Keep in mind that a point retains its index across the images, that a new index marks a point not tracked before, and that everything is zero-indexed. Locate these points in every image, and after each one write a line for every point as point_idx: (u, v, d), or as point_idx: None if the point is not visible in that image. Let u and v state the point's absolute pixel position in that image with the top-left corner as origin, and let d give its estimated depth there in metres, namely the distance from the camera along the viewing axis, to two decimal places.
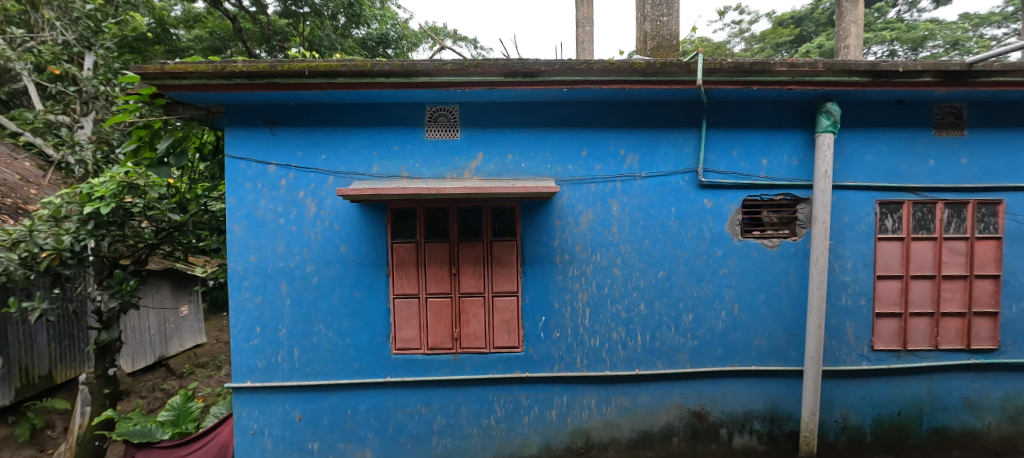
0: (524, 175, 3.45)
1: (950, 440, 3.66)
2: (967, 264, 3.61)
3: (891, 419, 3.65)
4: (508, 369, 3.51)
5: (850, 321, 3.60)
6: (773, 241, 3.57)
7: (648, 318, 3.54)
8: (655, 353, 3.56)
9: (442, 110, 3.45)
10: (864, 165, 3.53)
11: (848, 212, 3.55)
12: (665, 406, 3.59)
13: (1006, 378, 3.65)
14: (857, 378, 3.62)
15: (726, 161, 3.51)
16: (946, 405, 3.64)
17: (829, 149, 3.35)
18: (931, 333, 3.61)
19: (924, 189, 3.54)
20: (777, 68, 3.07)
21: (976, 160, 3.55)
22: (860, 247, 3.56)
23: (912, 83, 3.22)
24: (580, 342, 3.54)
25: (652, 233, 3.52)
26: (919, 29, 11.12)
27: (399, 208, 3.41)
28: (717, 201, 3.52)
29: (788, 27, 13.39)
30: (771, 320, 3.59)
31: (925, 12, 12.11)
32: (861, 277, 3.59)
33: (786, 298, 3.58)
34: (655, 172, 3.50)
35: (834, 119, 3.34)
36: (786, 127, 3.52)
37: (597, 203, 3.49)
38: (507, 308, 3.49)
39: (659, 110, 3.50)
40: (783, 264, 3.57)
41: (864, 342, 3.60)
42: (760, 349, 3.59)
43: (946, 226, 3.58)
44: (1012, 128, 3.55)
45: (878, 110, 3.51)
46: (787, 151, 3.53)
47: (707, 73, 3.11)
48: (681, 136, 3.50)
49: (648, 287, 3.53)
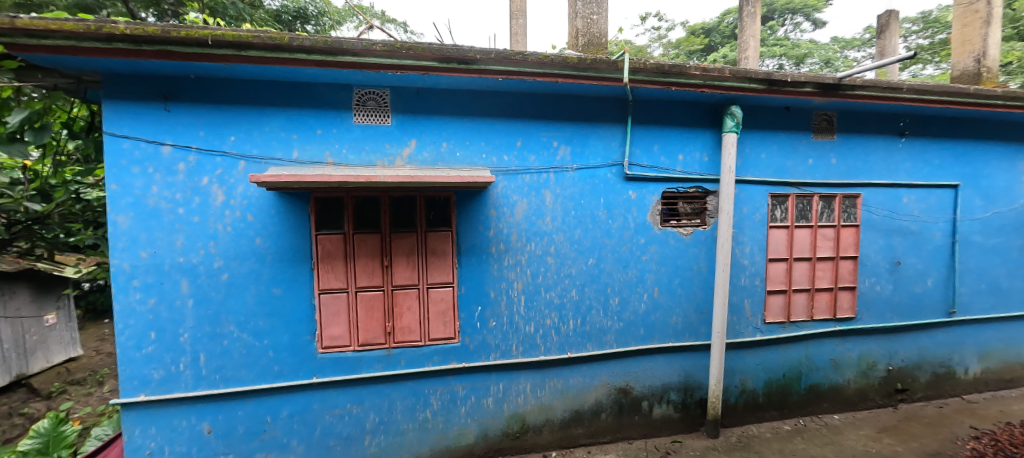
0: (459, 164, 3.41)
1: (821, 395, 4.36)
2: (835, 248, 4.29)
3: (778, 381, 4.24)
4: (443, 361, 3.49)
5: (747, 299, 4.10)
6: (687, 229, 3.93)
7: (580, 303, 3.73)
8: (585, 336, 3.76)
9: (371, 93, 3.25)
10: (759, 162, 4.01)
11: (747, 204, 4.03)
12: (594, 385, 3.83)
13: (861, 340, 4.41)
14: (752, 348, 4.15)
15: (648, 155, 3.78)
16: (818, 366, 4.32)
17: (733, 147, 3.75)
18: (807, 307, 4.26)
19: (805, 184, 4.12)
20: (692, 71, 3.37)
21: (844, 160, 4.21)
22: (756, 234, 4.07)
23: (797, 92, 3.72)
24: (516, 330, 3.62)
25: (583, 222, 3.69)
26: (801, 47, 12.79)
27: (324, 197, 3.19)
28: (640, 192, 3.79)
29: (699, 36, 14.69)
30: (684, 300, 3.96)
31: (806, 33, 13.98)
32: (756, 260, 4.10)
33: (698, 280, 3.98)
34: (586, 165, 3.66)
35: (737, 120, 3.73)
36: (699, 126, 3.87)
37: (532, 193, 3.57)
38: (443, 299, 3.46)
39: (590, 105, 3.64)
40: (695, 249, 3.95)
41: (758, 316, 4.14)
42: (675, 327, 3.96)
43: (820, 215, 4.23)
44: (870, 134, 4.25)
45: (771, 114, 4.00)
46: (698, 148, 3.89)
47: (633, 72, 3.32)
48: (609, 131, 3.69)
49: (579, 274, 3.71)
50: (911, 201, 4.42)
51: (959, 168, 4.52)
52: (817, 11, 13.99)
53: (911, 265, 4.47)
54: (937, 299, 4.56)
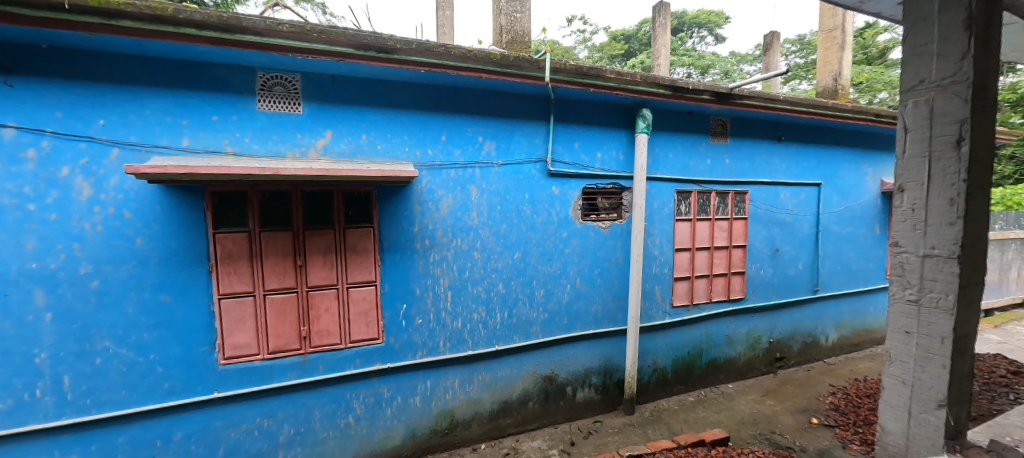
0: (380, 157, 3.27)
1: (718, 368, 4.94)
2: (729, 238, 4.87)
3: (684, 358, 4.72)
4: (366, 363, 3.34)
5: (658, 286, 4.49)
6: (605, 223, 4.18)
7: (506, 296, 3.80)
8: (512, 328, 3.84)
9: (278, 78, 2.98)
10: (667, 161, 4.40)
11: (657, 199, 4.40)
12: (521, 376, 3.93)
13: (749, 318, 5.07)
14: (662, 330, 4.56)
15: (569, 152, 3.95)
16: (716, 342, 4.88)
17: (644, 146, 4.06)
18: (707, 291, 4.78)
19: (705, 181, 4.61)
20: (607, 74, 3.59)
21: (735, 161, 4.78)
22: (665, 226, 4.46)
23: (697, 99, 4.13)
24: (443, 326, 3.59)
25: (508, 217, 3.75)
26: (706, 58, 14.21)
27: (223, 191, 2.88)
28: (563, 188, 3.96)
29: (620, 42, 15.63)
30: (604, 289, 4.23)
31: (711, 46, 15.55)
32: (665, 250, 4.50)
33: (615, 270, 4.27)
34: (511, 160, 3.72)
35: (648, 122, 4.05)
36: (615, 126, 4.13)
37: (457, 188, 3.54)
38: (365, 298, 3.30)
39: (514, 101, 3.70)
40: (613, 242, 4.23)
41: (667, 301, 4.55)
42: (595, 315, 4.20)
43: (717, 209, 4.77)
44: (755, 138, 4.86)
45: (677, 117, 4.40)
46: (615, 147, 4.15)
47: (554, 71, 3.44)
48: (533, 128, 3.79)
49: (506, 268, 3.78)
50: (787, 197, 5.16)
51: (821, 169, 5.37)
52: (718, 27, 15.65)
53: (787, 251, 5.23)
54: (806, 279, 5.39)
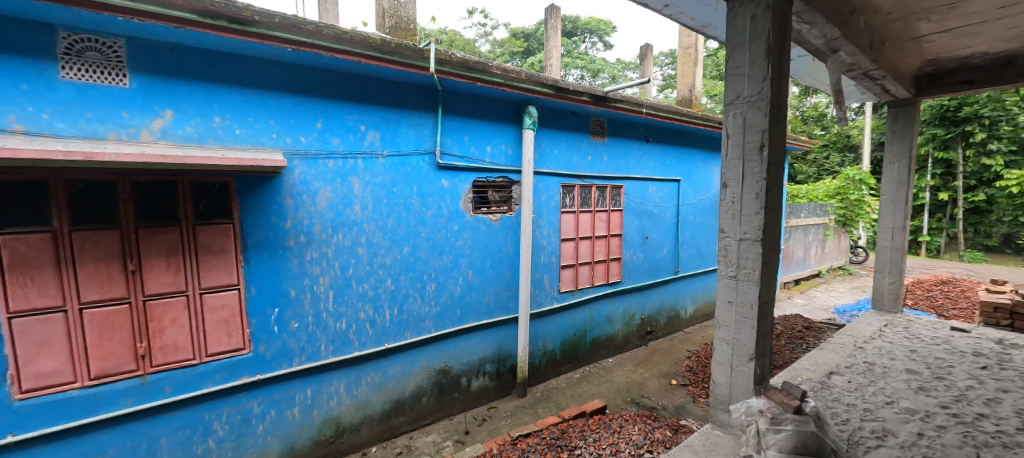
0: (240, 144, 2.88)
1: (600, 345, 5.45)
2: (607, 227, 5.38)
3: (570, 339, 5.10)
4: (230, 378, 2.96)
5: (546, 274, 4.78)
6: (496, 215, 4.29)
7: (395, 292, 3.68)
8: (402, 325, 3.74)
9: (90, 41, 2.42)
10: (552, 157, 4.69)
11: (544, 192, 4.67)
12: (414, 372, 3.86)
13: (625, 298, 5.68)
14: (551, 315, 4.87)
15: (459, 145, 3.96)
16: (597, 322, 5.38)
17: (530, 142, 4.26)
18: (589, 276, 5.24)
19: (586, 176, 5.02)
20: (493, 69, 3.66)
21: (612, 158, 5.29)
22: (551, 218, 4.76)
23: (578, 100, 4.45)
24: (324, 329, 3.34)
25: (395, 210, 3.62)
26: (597, 63, 15.44)
27: (11, 181, 2.27)
28: (452, 181, 3.96)
29: (520, 39, 16.10)
30: (495, 280, 4.35)
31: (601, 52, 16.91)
32: (551, 240, 4.80)
33: (506, 261, 4.42)
34: (396, 152, 3.59)
35: (534, 119, 4.25)
36: (504, 121, 4.25)
37: (336, 180, 3.30)
38: (225, 305, 2.91)
39: (399, 90, 3.56)
40: (503, 234, 4.37)
41: (554, 288, 4.87)
42: (488, 305, 4.31)
43: (597, 202, 5.23)
44: (628, 138, 5.43)
45: (560, 116, 4.70)
46: (504, 141, 4.27)
47: (440, 63, 3.39)
48: (420, 119, 3.70)
49: (394, 263, 3.65)
50: (654, 191, 5.88)
51: (680, 168, 6.23)
52: (607, 35, 16.99)
53: (654, 238, 5.98)
54: (669, 262, 6.24)
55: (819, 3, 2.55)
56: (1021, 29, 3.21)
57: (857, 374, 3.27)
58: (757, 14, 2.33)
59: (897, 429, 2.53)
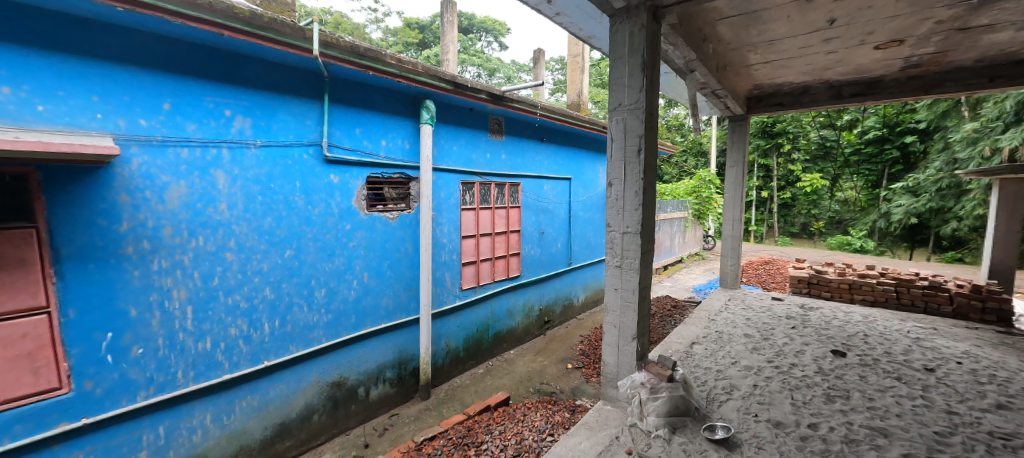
0: (46, 126, 2.26)
1: (502, 339, 5.57)
2: (506, 223, 5.51)
3: (473, 336, 5.11)
4: (40, 427, 2.31)
5: (447, 272, 4.71)
6: (393, 213, 4.07)
7: (276, 302, 3.25)
8: (286, 338, 3.33)
9: None
10: (451, 153, 4.63)
11: (443, 189, 4.58)
12: (301, 389, 3.46)
13: (524, 291, 5.88)
14: (453, 313, 4.81)
15: (349, 138, 3.66)
16: (499, 316, 5.47)
17: (428, 137, 4.13)
18: (490, 272, 5.31)
19: (485, 174, 5.07)
20: (387, 59, 3.44)
21: (509, 156, 5.42)
22: (451, 215, 4.70)
23: (476, 97, 4.45)
24: (181, 352, 2.80)
25: (273, 209, 3.20)
26: (493, 62, 15.70)
27: None
28: (343, 177, 3.64)
29: (414, 30, 15.51)
30: (394, 281, 4.13)
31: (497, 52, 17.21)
32: (452, 238, 4.74)
33: (405, 261, 4.23)
34: (273, 142, 3.16)
35: (431, 114, 4.13)
36: (400, 113, 4.05)
37: (193, 174, 2.79)
38: (28, 335, 2.27)
39: (275, 72, 3.14)
40: (402, 232, 4.17)
41: (456, 286, 4.83)
42: (387, 308, 4.08)
43: (496, 199, 5.32)
44: (524, 138, 5.63)
45: (458, 112, 4.65)
46: (400, 135, 4.06)
47: (324, 46, 3.07)
48: (302, 107, 3.32)
49: (273, 269, 3.22)
50: (549, 189, 6.21)
51: (571, 167, 6.68)
52: (501, 36, 17.38)
53: (549, 233, 6.31)
54: (563, 255, 6.66)
55: (681, 28, 2.93)
56: (813, 66, 4.13)
57: (711, 342, 3.89)
58: (635, 32, 2.60)
59: (739, 384, 3.08)
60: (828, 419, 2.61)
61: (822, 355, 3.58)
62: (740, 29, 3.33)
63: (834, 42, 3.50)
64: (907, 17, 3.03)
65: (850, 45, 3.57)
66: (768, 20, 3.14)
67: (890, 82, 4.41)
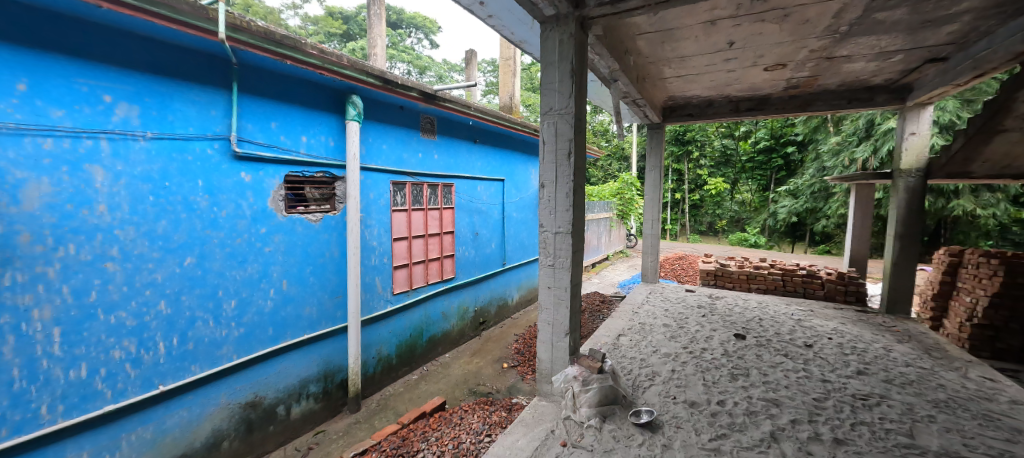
0: None
1: (437, 343, 5.45)
2: (440, 225, 5.41)
3: (406, 342, 4.93)
4: None
5: (377, 276, 4.50)
6: (316, 215, 3.79)
7: (174, 317, 2.86)
8: (188, 357, 2.94)
9: None
10: (380, 152, 4.44)
11: (372, 190, 4.38)
12: (208, 414, 3.08)
13: (459, 293, 5.82)
14: (384, 319, 4.60)
15: (263, 132, 3.34)
16: (433, 320, 5.35)
17: (355, 135, 3.93)
18: (423, 275, 5.17)
19: (417, 174, 4.94)
20: (307, 48, 3.20)
21: (442, 156, 5.34)
22: (381, 217, 4.50)
23: (406, 95, 4.32)
24: (46, 383, 2.35)
25: (169, 211, 2.82)
26: (423, 60, 15.35)
27: None
28: (256, 175, 3.31)
29: (337, 20, 14.60)
30: (318, 288, 3.85)
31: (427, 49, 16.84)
32: (382, 240, 4.54)
33: (331, 266, 3.96)
34: (168, 135, 2.79)
35: (358, 110, 3.93)
36: (323, 108, 3.79)
37: (59, 169, 2.38)
38: None
39: (171, 55, 2.78)
40: (326, 235, 3.90)
41: (388, 290, 4.63)
42: (310, 318, 3.79)
43: (429, 200, 5.20)
44: (457, 138, 5.58)
45: (388, 109, 4.48)
46: (323, 131, 3.80)
47: (233, 29, 2.77)
48: (206, 96, 2.96)
49: (169, 279, 2.84)
50: (482, 190, 6.22)
51: (504, 169, 6.76)
52: (432, 34, 17.06)
53: (483, 234, 6.32)
54: (497, 256, 6.70)
55: (605, 40, 3.12)
56: (717, 82, 4.62)
57: (635, 333, 4.18)
58: (564, 40, 2.71)
59: (660, 370, 3.34)
60: (733, 395, 2.93)
61: (727, 338, 4.01)
62: (656, 45, 3.63)
63: (733, 62, 3.95)
64: (789, 45, 3.52)
65: (746, 66, 4.05)
66: (679, 38, 3.45)
67: (776, 100, 5.08)
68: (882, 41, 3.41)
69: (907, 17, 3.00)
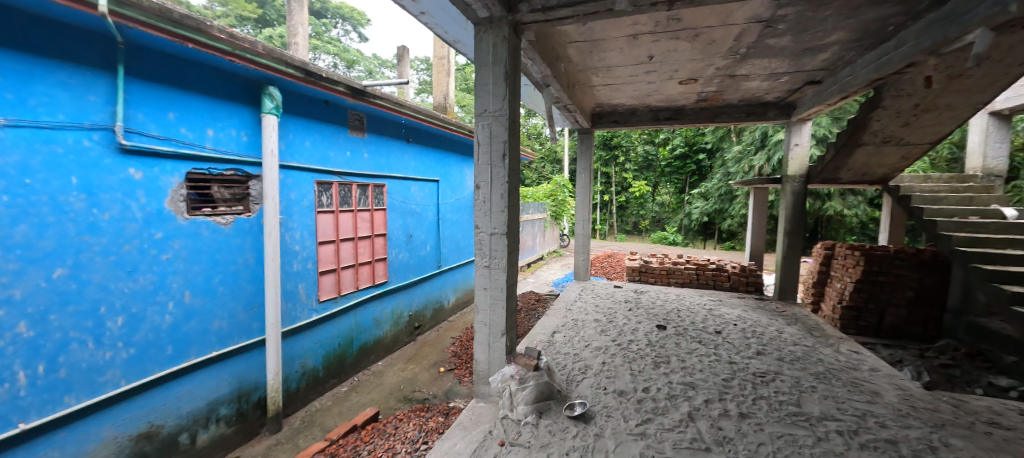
0: None
1: (369, 350, 5.18)
2: (371, 227, 5.16)
3: (334, 352, 4.63)
4: None
5: (300, 283, 4.17)
6: (226, 218, 3.42)
7: (38, 340, 2.42)
8: (60, 385, 2.50)
9: None
10: (302, 149, 4.13)
11: (293, 190, 4.06)
12: (87, 451, 2.64)
13: (392, 298, 5.59)
14: (309, 329, 4.28)
15: (157, 123, 2.93)
16: (364, 327, 5.08)
17: (273, 130, 3.61)
18: (353, 280, 4.90)
19: (344, 173, 4.67)
20: (214, 31, 2.87)
21: (372, 155, 5.10)
22: (304, 219, 4.18)
23: (332, 89, 4.06)
24: None
25: (31, 214, 2.39)
26: (351, 53, 14.55)
27: None
28: (149, 172, 2.90)
29: (251, 3, 13.29)
30: (229, 299, 3.47)
31: (355, 42, 15.98)
32: (306, 244, 4.22)
33: (245, 274, 3.59)
34: (29, 123, 2.35)
35: (276, 103, 3.62)
36: (233, 99, 3.42)
37: None
38: None
39: (32, 28, 2.34)
40: (239, 240, 3.52)
41: (312, 298, 4.31)
42: (220, 332, 3.40)
43: (358, 201, 4.94)
44: (388, 137, 5.37)
45: (311, 104, 4.18)
46: (234, 125, 3.44)
47: (116, 3, 2.41)
48: (81, 79, 2.54)
49: (32, 294, 2.40)
50: (416, 191, 6.05)
51: (439, 169, 6.64)
52: (360, 26, 16.23)
53: (418, 236, 6.15)
54: (432, 258, 6.56)
55: (537, 45, 3.20)
56: (639, 92, 4.97)
57: (568, 329, 4.35)
58: (497, 42, 2.74)
59: (592, 363, 3.51)
60: (656, 382, 3.17)
61: (651, 329, 4.33)
62: (585, 54, 3.80)
63: (653, 74, 4.26)
64: (699, 62, 3.89)
65: (664, 79, 4.41)
66: (606, 49, 3.65)
67: (689, 111, 5.60)
68: (773, 63, 3.91)
69: (791, 45, 3.47)
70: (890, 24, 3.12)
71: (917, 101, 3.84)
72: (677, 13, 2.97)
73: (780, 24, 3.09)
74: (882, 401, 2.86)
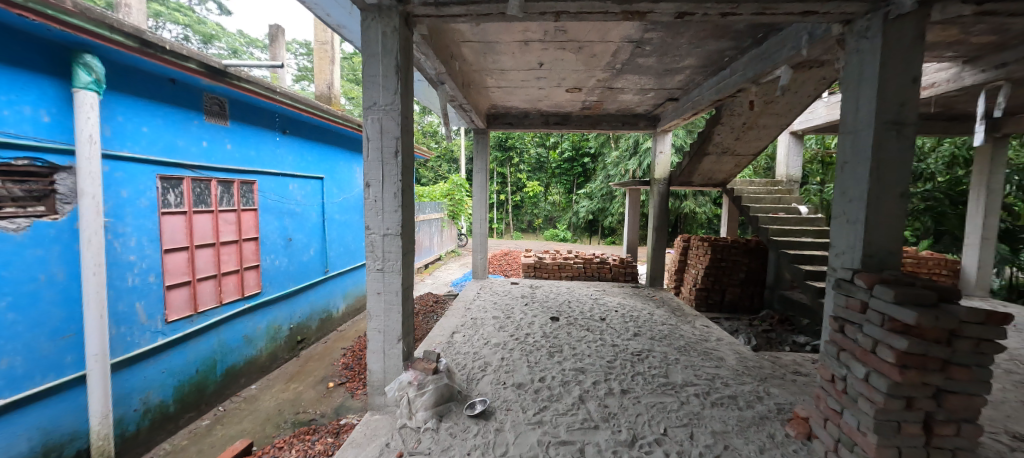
0: None
1: (238, 373, 4.47)
2: (237, 230, 4.46)
3: (189, 380, 3.88)
4: None
5: (139, 302, 3.39)
6: (17, 222, 2.62)
7: None
8: None
9: None
10: (138, 136, 3.37)
11: (126, 186, 3.29)
12: None
13: (267, 310, 4.91)
14: (153, 356, 3.51)
15: None
16: (231, 347, 4.36)
17: (92, 110, 2.88)
18: (215, 293, 4.17)
19: (199, 167, 3.95)
20: None
21: (237, 147, 4.41)
22: (142, 222, 3.42)
23: (180, 66, 3.39)
24: None
25: None
26: (208, 26, 12.33)
27: None
28: None
29: None
30: (25, 328, 2.66)
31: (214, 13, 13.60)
32: (146, 253, 3.46)
33: (51, 294, 2.77)
34: None
35: (96, 76, 2.88)
36: (25, 66, 2.62)
37: None
38: None
39: None
40: (40, 251, 2.72)
41: (157, 318, 3.55)
42: (10, 373, 2.58)
43: (220, 200, 4.23)
44: (258, 127, 4.69)
45: (150, 81, 3.44)
46: (27, 100, 2.64)
47: None
48: None
49: None
50: (295, 188, 5.40)
51: (323, 165, 6.05)
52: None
53: (299, 239, 5.51)
54: (317, 263, 5.94)
55: (430, 40, 3.12)
56: (530, 97, 5.20)
57: (467, 328, 4.35)
58: (387, 32, 2.59)
59: (491, 360, 3.56)
60: (551, 370, 3.36)
61: (545, 322, 4.58)
62: (479, 55, 3.83)
63: (542, 81, 4.49)
64: (583, 73, 4.23)
65: (552, 86, 4.68)
66: (499, 52, 3.73)
67: (575, 118, 6.05)
68: (642, 80, 4.44)
69: (654, 65, 3.98)
70: (726, 56, 3.78)
71: (744, 119, 4.75)
72: (564, 25, 3.17)
73: (647, 45, 3.52)
74: (725, 365, 3.48)
